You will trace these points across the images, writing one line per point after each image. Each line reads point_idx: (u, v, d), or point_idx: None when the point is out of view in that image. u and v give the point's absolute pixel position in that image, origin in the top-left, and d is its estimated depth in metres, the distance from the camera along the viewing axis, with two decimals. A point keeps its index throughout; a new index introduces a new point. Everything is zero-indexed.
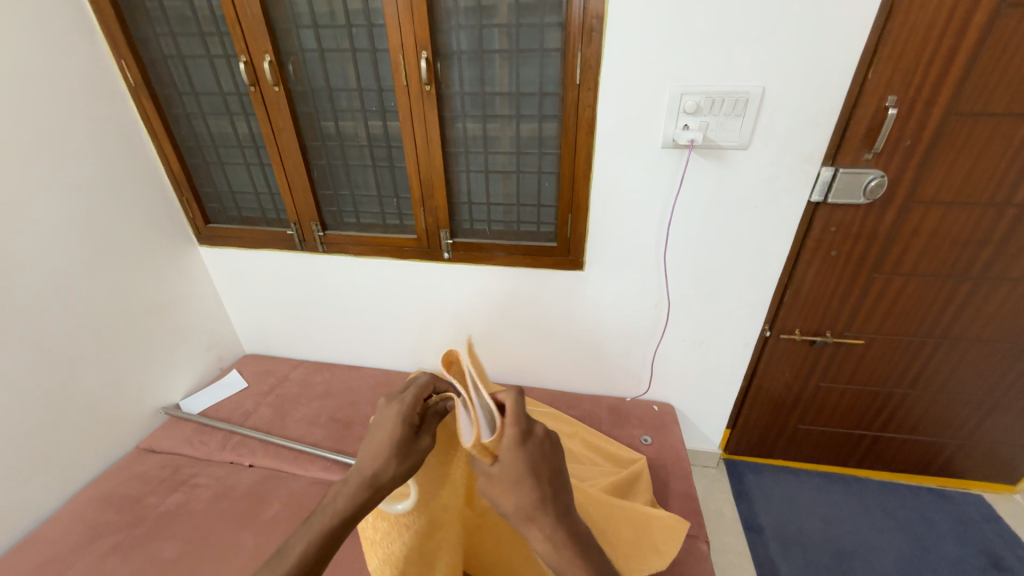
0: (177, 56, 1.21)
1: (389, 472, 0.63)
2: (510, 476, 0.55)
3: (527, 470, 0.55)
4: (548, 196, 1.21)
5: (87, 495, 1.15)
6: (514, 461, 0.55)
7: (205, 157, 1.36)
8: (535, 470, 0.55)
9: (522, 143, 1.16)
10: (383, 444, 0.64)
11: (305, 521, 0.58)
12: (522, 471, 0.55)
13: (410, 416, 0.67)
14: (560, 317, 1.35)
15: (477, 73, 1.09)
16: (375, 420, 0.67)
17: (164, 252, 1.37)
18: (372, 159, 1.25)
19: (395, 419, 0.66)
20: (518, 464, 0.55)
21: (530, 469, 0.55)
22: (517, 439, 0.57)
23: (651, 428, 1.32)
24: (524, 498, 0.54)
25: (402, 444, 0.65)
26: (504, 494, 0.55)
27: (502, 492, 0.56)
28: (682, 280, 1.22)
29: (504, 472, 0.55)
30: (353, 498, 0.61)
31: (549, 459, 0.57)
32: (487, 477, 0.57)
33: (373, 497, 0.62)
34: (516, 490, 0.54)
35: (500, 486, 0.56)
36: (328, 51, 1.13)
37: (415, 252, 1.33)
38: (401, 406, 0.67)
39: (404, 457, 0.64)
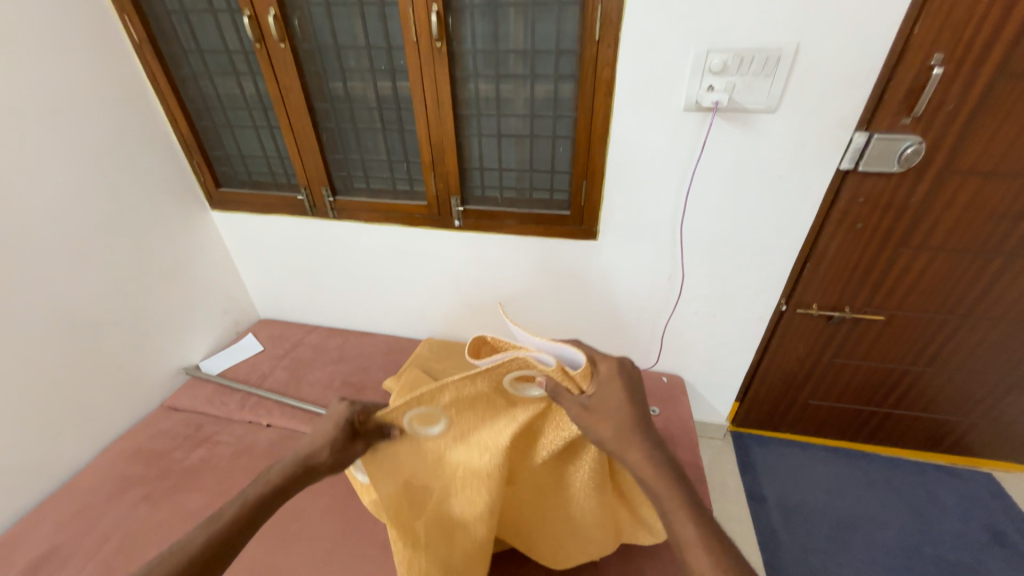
0: (180, 11, 1.17)
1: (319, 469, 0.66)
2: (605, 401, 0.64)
3: (622, 395, 0.65)
4: (562, 162, 1.17)
5: (116, 449, 1.21)
6: (611, 387, 0.65)
7: (213, 119, 1.33)
8: (629, 397, 0.65)
9: (536, 106, 1.11)
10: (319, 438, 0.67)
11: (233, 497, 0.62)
12: (618, 398, 0.64)
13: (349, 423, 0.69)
14: (571, 287, 1.34)
15: (490, 29, 1.03)
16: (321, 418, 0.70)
17: (178, 216, 1.38)
18: (381, 122, 1.22)
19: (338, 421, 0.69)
20: (616, 392, 0.65)
21: (625, 395, 0.65)
22: (612, 372, 0.66)
23: (660, 399, 1.33)
24: (622, 421, 0.63)
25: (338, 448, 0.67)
26: (601, 421, 0.64)
27: (600, 419, 0.64)
28: (697, 252, 1.18)
29: (600, 400, 0.64)
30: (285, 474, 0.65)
31: (628, 385, 0.66)
32: (582, 408, 0.65)
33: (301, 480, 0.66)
34: (614, 414, 0.63)
35: (597, 414, 0.64)
36: (335, 5, 1.08)
37: (425, 219, 1.31)
38: (346, 415, 0.70)
39: (333, 456, 0.67)
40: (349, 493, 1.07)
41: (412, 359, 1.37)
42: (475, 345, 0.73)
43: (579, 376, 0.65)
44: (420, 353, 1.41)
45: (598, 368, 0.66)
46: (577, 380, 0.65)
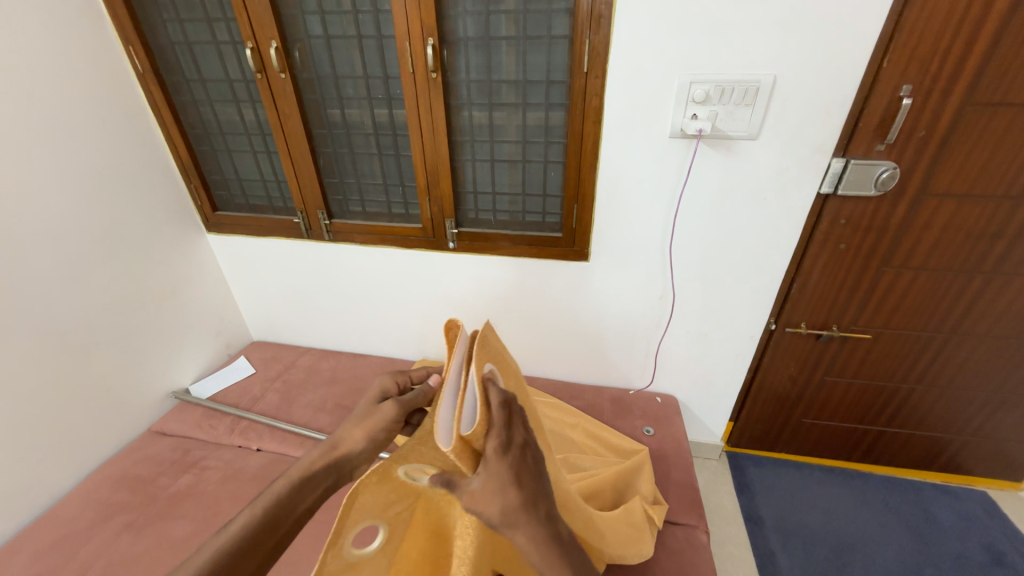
0: (185, 42, 1.21)
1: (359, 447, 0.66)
2: (492, 490, 0.56)
3: (505, 480, 0.57)
4: (554, 186, 1.21)
5: (100, 475, 1.18)
6: (493, 472, 0.57)
7: (212, 144, 1.36)
8: (517, 481, 0.57)
9: (529, 132, 1.15)
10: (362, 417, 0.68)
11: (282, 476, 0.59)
12: (503, 481, 0.57)
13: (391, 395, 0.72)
14: (565, 308, 1.35)
15: (484, 60, 1.08)
16: (361, 405, 0.70)
17: (174, 239, 1.40)
18: (378, 147, 1.25)
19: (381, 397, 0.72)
20: (500, 480, 0.56)
21: (510, 481, 0.57)
22: (495, 455, 0.57)
23: (654, 419, 1.33)
24: (507, 507, 0.56)
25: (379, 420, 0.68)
26: (486, 507, 0.56)
27: (483, 505, 0.56)
28: (687, 271, 1.21)
29: (483, 482, 0.56)
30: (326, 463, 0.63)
31: (519, 467, 0.58)
32: (468, 494, 0.57)
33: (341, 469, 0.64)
34: (499, 500, 0.56)
35: (480, 500, 0.56)
36: (334, 38, 1.12)
37: (420, 241, 1.33)
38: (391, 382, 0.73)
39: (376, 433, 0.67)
40: None
41: None
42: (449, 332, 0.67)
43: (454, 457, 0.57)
44: None
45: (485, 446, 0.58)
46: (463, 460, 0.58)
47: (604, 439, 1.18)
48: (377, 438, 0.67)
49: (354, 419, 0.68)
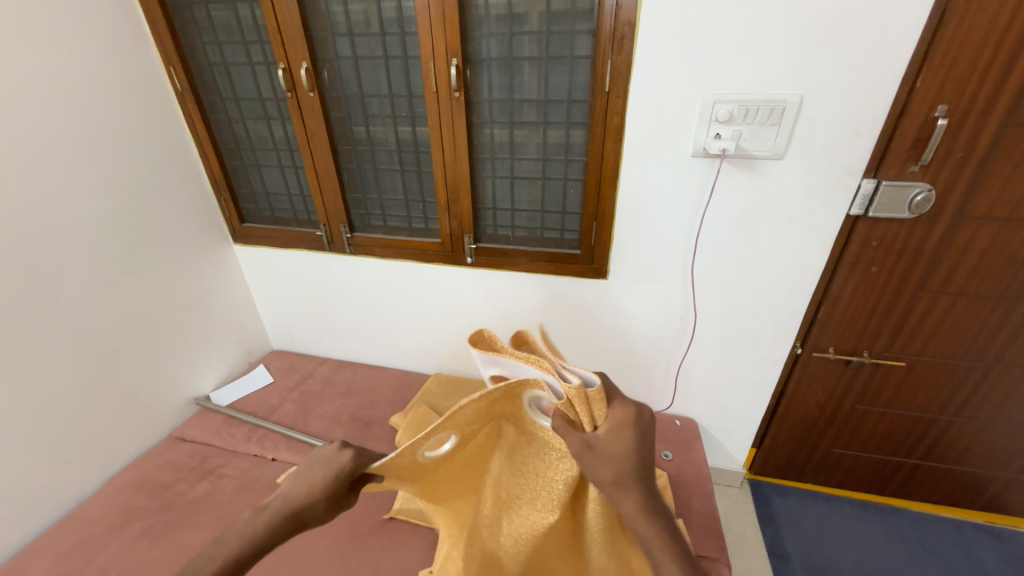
0: (221, 63, 1.27)
1: (315, 515, 0.60)
2: (613, 450, 0.58)
3: (626, 451, 0.58)
4: (573, 203, 1.21)
5: (122, 479, 1.21)
6: (619, 438, 0.58)
7: (242, 159, 1.41)
8: (637, 454, 0.58)
9: (549, 150, 1.15)
10: (319, 486, 0.61)
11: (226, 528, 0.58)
12: (626, 449, 0.58)
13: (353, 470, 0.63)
14: (582, 326, 1.34)
15: (506, 80, 1.09)
16: (317, 456, 0.64)
17: (201, 250, 1.44)
18: (400, 164, 1.28)
19: (343, 468, 0.62)
20: (624, 442, 0.58)
21: (633, 448, 0.58)
22: (627, 421, 0.59)
23: (673, 443, 1.29)
24: (622, 471, 0.58)
25: (337, 492, 0.61)
26: (602, 465, 0.58)
27: (600, 462, 0.58)
28: (708, 292, 1.18)
29: (607, 445, 0.58)
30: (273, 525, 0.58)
31: (642, 440, 0.59)
32: (586, 448, 0.59)
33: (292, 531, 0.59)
34: (617, 460, 0.58)
35: (599, 457, 0.58)
36: (362, 58, 1.16)
37: (438, 255, 1.34)
38: (352, 457, 0.63)
39: (332, 504, 0.61)
40: (351, 536, 1.04)
41: (420, 396, 1.37)
42: (476, 339, 0.69)
43: (591, 397, 0.58)
44: (428, 389, 1.41)
45: (613, 406, 0.60)
46: (593, 408, 0.59)
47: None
48: (328, 492, 0.61)
49: (302, 477, 0.62)
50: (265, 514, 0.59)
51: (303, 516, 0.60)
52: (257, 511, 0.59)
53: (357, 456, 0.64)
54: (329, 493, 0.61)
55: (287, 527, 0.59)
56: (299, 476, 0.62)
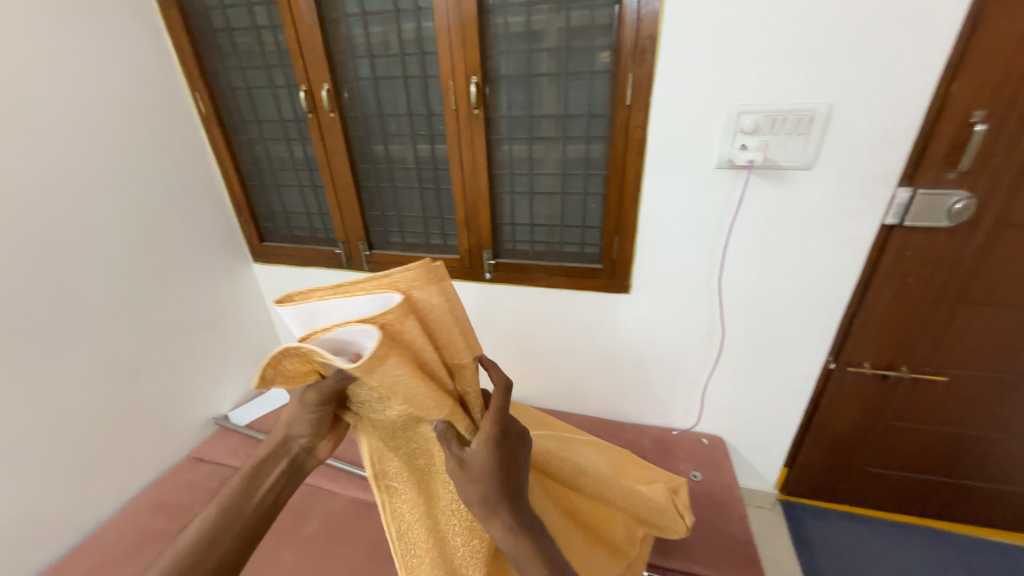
0: (244, 87, 1.29)
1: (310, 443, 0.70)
2: (481, 467, 0.59)
3: (498, 467, 0.59)
4: (593, 217, 1.19)
5: (141, 501, 1.20)
6: (484, 456, 0.59)
7: (262, 179, 1.43)
8: (506, 471, 0.60)
9: (568, 165, 1.14)
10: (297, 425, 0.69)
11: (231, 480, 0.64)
12: (495, 468, 0.59)
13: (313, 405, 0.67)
14: (601, 341, 1.31)
15: (525, 96, 1.09)
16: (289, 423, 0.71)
17: (222, 269, 1.46)
18: (419, 181, 1.28)
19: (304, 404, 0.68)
20: (486, 458, 0.59)
21: (501, 466, 0.60)
22: (491, 437, 0.60)
23: (700, 463, 1.25)
24: (489, 491, 0.58)
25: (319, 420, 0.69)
26: (469, 485, 0.59)
27: (468, 482, 0.59)
28: (735, 305, 1.15)
29: (475, 461, 0.59)
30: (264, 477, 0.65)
31: (511, 456, 0.61)
32: (457, 463, 0.60)
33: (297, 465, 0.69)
34: (484, 481, 0.59)
35: (468, 475, 0.59)
36: (381, 78, 1.17)
37: (457, 272, 1.34)
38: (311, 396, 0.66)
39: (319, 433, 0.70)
40: (370, 561, 1.01)
41: None
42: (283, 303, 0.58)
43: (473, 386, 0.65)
44: None
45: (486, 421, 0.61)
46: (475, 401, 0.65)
47: (620, 467, 1.09)
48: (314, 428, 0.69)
49: (281, 439, 0.70)
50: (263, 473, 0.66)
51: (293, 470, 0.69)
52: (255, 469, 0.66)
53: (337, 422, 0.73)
54: (313, 445, 0.71)
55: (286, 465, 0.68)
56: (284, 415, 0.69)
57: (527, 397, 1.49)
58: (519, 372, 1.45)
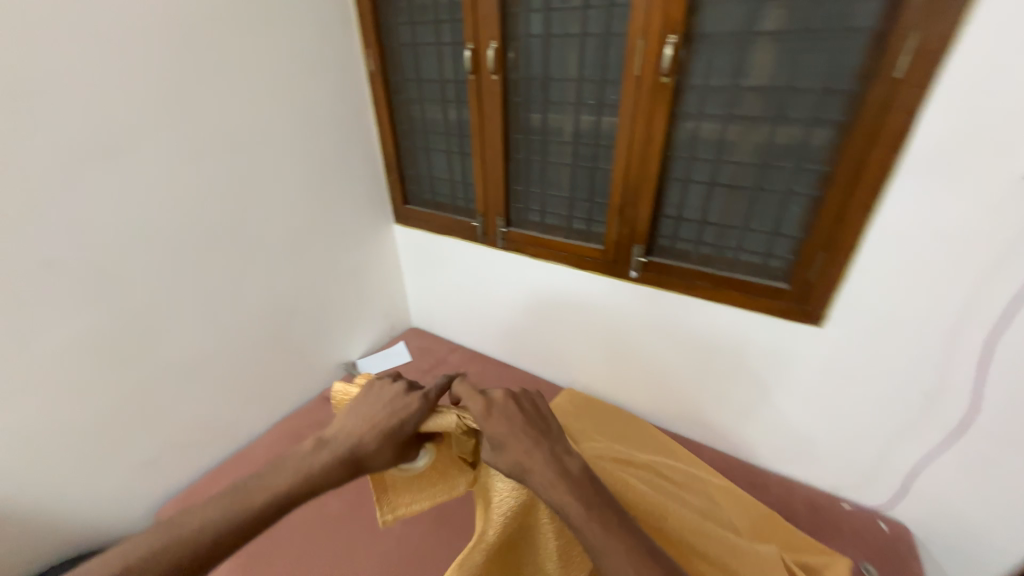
0: (412, 43, 1.25)
1: (375, 445, 0.67)
2: (501, 421, 0.66)
3: (515, 413, 0.68)
4: (791, 223, 0.94)
5: (282, 428, 1.33)
6: (501, 407, 0.68)
7: (414, 141, 1.42)
8: (527, 417, 0.68)
9: (773, 154, 0.90)
10: (372, 417, 0.69)
11: (294, 449, 0.67)
12: (516, 416, 0.67)
13: (393, 398, 0.72)
14: (758, 374, 1.08)
15: (735, 62, 0.87)
16: (379, 395, 0.72)
17: (367, 226, 1.52)
18: (574, 157, 1.14)
19: (383, 396, 0.72)
20: (508, 413, 0.68)
21: (519, 416, 0.68)
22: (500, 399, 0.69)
23: (878, 557, 0.96)
24: (517, 435, 0.65)
25: (389, 422, 0.69)
26: (496, 432, 0.66)
27: (495, 431, 0.66)
28: (993, 373, 0.81)
29: (494, 419, 0.67)
30: (330, 456, 0.65)
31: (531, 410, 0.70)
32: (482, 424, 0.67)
33: (356, 462, 0.66)
34: (510, 426, 0.66)
35: (494, 428, 0.66)
36: (554, 36, 1.03)
37: (598, 263, 1.20)
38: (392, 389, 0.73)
39: (389, 439, 0.68)
40: None
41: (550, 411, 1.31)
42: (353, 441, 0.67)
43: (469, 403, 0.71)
44: (558, 405, 1.33)
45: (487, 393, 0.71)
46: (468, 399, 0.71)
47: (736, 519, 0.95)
48: (381, 433, 0.68)
49: (366, 416, 0.69)
50: (325, 449, 0.66)
51: (359, 459, 0.66)
52: (316, 444, 0.67)
53: (424, 409, 0.71)
54: (383, 437, 0.68)
55: (348, 453, 0.66)
56: (363, 402, 0.71)
57: (644, 412, 1.34)
58: (627, 380, 1.32)
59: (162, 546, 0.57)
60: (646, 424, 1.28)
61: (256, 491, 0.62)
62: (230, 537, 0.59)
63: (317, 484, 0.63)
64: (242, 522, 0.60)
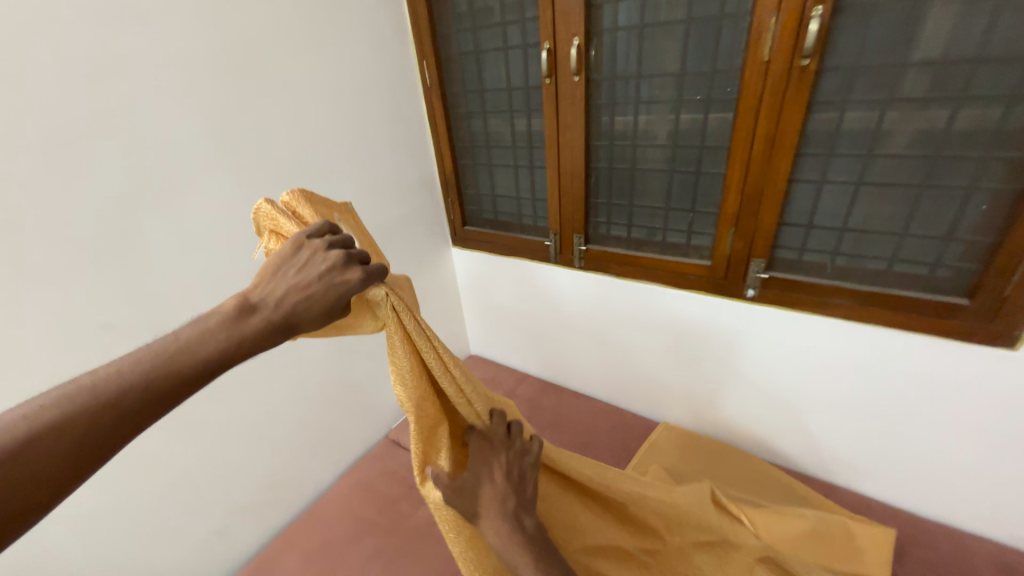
0: (473, 51, 1.14)
1: (306, 316, 0.48)
2: (470, 482, 0.58)
3: (478, 476, 0.59)
4: (970, 225, 0.76)
5: (351, 480, 1.20)
6: (472, 466, 0.60)
7: (475, 157, 1.30)
8: (500, 477, 0.59)
9: (948, 141, 0.73)
10: (304, 282, 0.49)
11: (197, 318, 0.45)
12: (483, 478, 0.59)
13: (319, 263, 0.50)
14: (917, 407, 0.90)
15: (898, 33, 0.71)
16: (310, 259, 0.50)
17: (426, 251, 1.40)
18: (671, 162, 0.99)
19: (306, 262, 0.50)
20: (478, 469, 0.60)
21: (490, 478, 0.59)
22: (476, 450, 0.61)
23: None
24: (481, 504, 0.57)
25: (325, 293, 0.49)
26: (461, 495, 0.57)
27: (461, 494, 0.58)
28: None
29: (466, 477, 0.59)
30: (227, 327, 0.45)
31: (509, 467, 0.61)
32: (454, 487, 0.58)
33: (280, 331, 0.47)
34: (473, 492, 0.58)
35: (461, 491, 0.58)
36: (650, 26, 0.89)
37: (703, 282, 1.04)
38: (318, 252, 0.50)
39: (326, 311, 0.49)
40: None
41: (648, 448, 1.16)
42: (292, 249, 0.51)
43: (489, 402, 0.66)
44: (655, 442, 1.18)
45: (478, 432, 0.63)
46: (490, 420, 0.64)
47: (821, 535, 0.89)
48: (318, 306, 0.48)
49: (298, 279, 0.49)
50: (254, 315, 0.46)
51: (289, 322, 0.48)
52: (240, 309, 0.46)
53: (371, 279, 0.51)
54: (327, 312, 0.49)
55: (262, 323, 0.46)
56: (282, 261, 0.50)
57: (744, 444, 1.19)
58: (712, 404, 1.19)
59: (27, 433, 0.36)
60: (739, 451, 1.15)
61: (146, 361, 0.41)
62: (131, 417, 0.39)
63: (235, 355, 0.45)
64: (139, 397, 0.40)
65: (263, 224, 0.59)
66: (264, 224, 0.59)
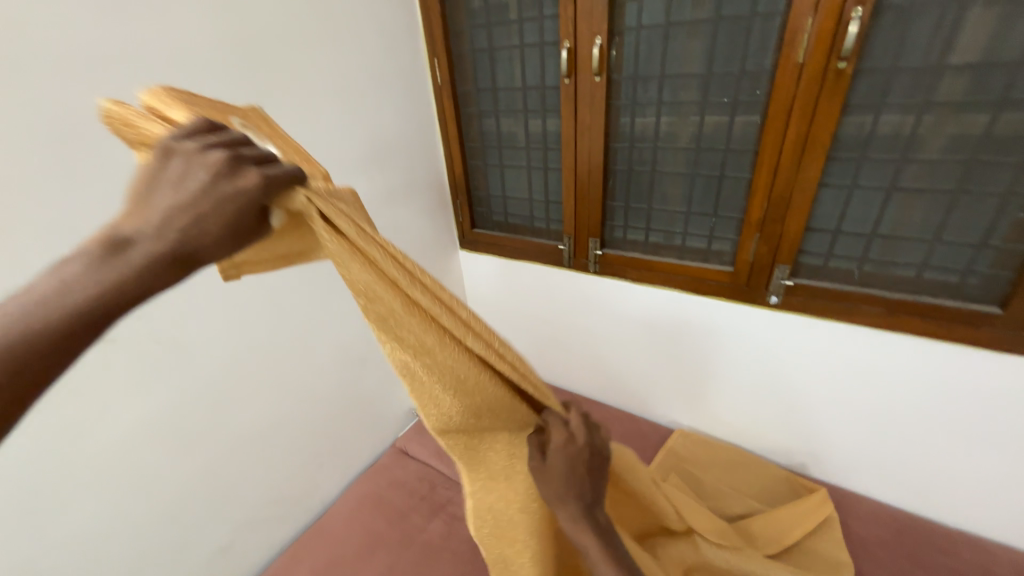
0: (487, 49, 1.10)
1: (205, 240, 0.37)
2: (561, 480, 0.54)
3: (577, 479, 0.54)
4: (1005, 232, 0.75)
5: (358, 492, 1.16)
6: (564, 466, 0.53)
7: (486, 158, 1.26)
8: (593, 479, 0.55)
9: (987, 146, 0.71)
10: (184, 198, 0.36)
11: (57, 263, 0.34)
12: (580, 479, 0.54)
13: (200, 173, 0.37)
14: (941, 414, 0.89)
15: (938, 36, 0.69)
16: (185, 169, 0.37)
17: (434, 254, 1.36)
18: (693, 166, 0.96)
19: (182, 174, 0.37)
20: (572, 474, 0.54)
21: (582, 480, 0.54)
22: (569, 448, 0.53)
23: None
24: (570, 497, 0.54)
25: (218, 208, 0.37)
26: (546, 484, 0.55)
27: (546, 482, 0.54)
28: None
29: (553, 470, 0.54)
30: (100, 269, 0.34)
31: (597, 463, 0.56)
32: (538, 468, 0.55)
33: (175, 264, 0.36)
34: (565, 487, 0.54)
35: (546, 478, 0.54)
36: (676, 25, 0.87)
37: (724, 288, 1.02)
38: (196, 158, 0.37)
39: (230, 233, 0.38)
40: None
41: (664, 456, 1.14)
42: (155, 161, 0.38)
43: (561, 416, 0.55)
44: (670, 450, 1.17)
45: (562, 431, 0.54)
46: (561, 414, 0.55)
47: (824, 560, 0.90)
48: (216, 226, 0.37)
49: (176, 196, 0.37)
50: (130, 250, 0.35)
51: (184, 250, 0.36)
52: (110, 244, 0.35)
53: (268, 185, 0.39)
54: (233, 231, 0.38)
55: (144, 256, 0.35)
56: (153, 179, 0.37)
57: (761, 451, 1.17)
58: (729, 411, 1.17)
59: None
60: (756, 459, 1.13)
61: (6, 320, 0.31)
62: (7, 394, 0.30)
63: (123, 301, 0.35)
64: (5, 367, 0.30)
65: (125, 132, 0.44)
66: (126, 134, 0.44)
